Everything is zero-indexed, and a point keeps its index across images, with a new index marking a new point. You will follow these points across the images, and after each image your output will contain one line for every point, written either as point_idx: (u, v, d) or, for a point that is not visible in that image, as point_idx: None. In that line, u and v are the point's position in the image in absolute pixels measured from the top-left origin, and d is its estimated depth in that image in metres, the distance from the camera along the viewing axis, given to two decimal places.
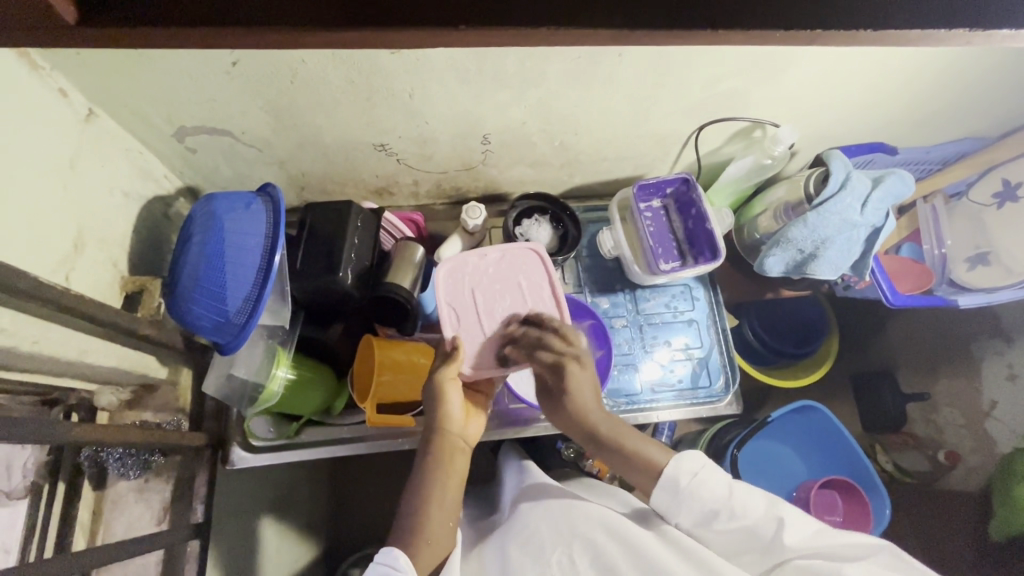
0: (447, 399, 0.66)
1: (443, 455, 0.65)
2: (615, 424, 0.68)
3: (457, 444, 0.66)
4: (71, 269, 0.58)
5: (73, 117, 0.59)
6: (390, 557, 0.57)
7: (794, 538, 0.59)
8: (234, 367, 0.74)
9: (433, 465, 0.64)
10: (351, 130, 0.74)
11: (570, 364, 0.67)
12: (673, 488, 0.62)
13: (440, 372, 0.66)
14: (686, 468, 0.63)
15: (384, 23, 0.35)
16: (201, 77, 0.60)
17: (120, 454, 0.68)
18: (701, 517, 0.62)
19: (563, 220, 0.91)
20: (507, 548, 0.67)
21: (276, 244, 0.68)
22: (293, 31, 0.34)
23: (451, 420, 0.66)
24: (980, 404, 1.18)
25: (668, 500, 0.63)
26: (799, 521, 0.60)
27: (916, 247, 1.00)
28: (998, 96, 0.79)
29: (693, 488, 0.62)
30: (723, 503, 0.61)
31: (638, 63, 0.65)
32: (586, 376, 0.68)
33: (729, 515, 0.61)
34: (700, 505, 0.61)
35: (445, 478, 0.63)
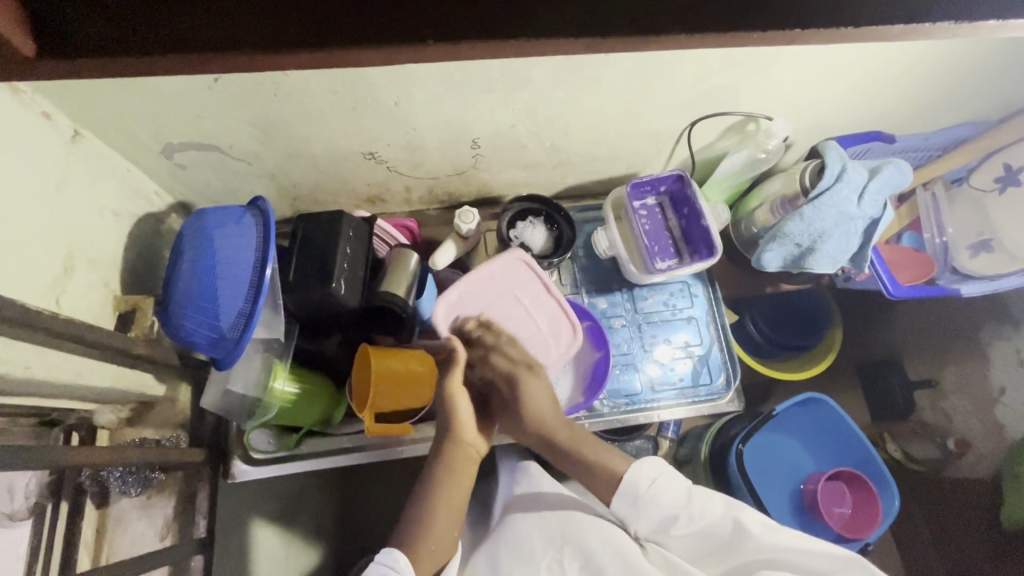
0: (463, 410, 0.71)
1: (456, 462, 0.68)
2: (573, 432, 0.72)
3: (470, 455, 0.70)
4: (62, 292, 0.58)
5: (58, 140, 0.59)
6: (390, 558, 0.59)
7: (753, 538, 0.61)
8: (231, 382, 0.75)
9: (443, 468, 0.68)
10: (338, 140, 0.73)
11: (525, 376, 0.72)
12: (633, 495, 0.64)
13: (446, 382, 0.68)
14: (645, 474, 0.65)
15: (350, 42, 0.34)
16: (185, 94, 0.60)
17: (120, 473, 0.70)
18: (661, 523, 0.64)
19: (557, 221, 0.90)
20: (496, 552, 0.68)
21: (267, 258, 0.67)
22: (261, 54, 0.34)
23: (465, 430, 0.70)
24: (989, 390, 1.15)
25: (627, 506, 0.64)
26: (755, 522, 0.62)
27: (917, 236, 0.99)
28: (996, 81, 0.78)
29: (652, 494, 0.64)
30: (681, 508, 0.63)
31: (623, 62, 0.64)
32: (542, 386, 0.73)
33: (688, 519, 0.63)
34: (659, 512, 0.63)
35: (456, 486, 0.67)
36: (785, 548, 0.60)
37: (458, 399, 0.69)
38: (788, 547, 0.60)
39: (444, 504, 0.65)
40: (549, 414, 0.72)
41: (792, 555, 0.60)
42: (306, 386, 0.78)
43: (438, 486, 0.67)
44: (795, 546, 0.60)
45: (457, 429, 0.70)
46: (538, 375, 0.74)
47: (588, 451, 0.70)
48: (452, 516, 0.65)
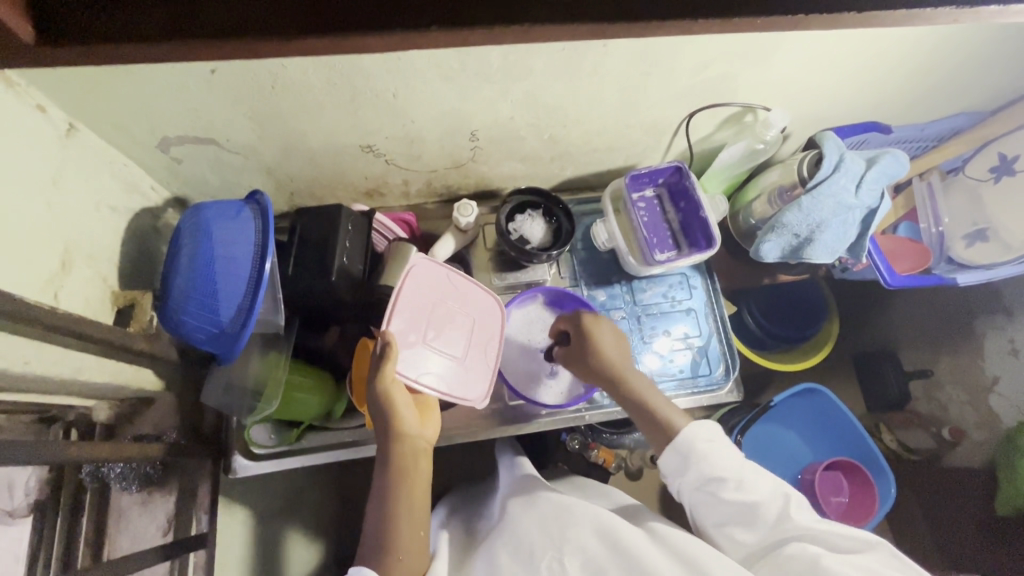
0: (396, 404, 0.66)
1: (404, 460, 0.64)
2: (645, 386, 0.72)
3: (417, 447, 0.66)
4: (59, 287, 0.58)
5: (53, 133, 0.58)
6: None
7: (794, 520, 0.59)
8: (231, 376, 0.76)
9: (394, 472, 0.63)
10: (336, 133, 0.73)
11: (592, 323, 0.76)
12: (686, 447, 0.64)
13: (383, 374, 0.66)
14: (702, 434, 0.65)
15: (355, 29, 0.34)
16: (182, 86, 0.59)
17: (121, 468, 0.70)
18: (707, 482, 0.63)
19: (555, 213, 0.90)
20: (499, 553, 0.67)
21: (266, 251, 0.67)
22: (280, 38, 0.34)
23: (406, 423, 0.66)
24: (982, 380, 1.15)
25: (678, 458, 0.65)
26: (805, 505, 0.61)
27: (913, 226, 1.00)
28: (993, 70, 0.78)
29: (705, 452, 0.64)
30: (733, 473, 0.62)
31: (624, 52, 0.64)
32: (609, 333, 0.76)
33: (737, 485, 0.61)
34: (708, 469, 0.63)
35: (412, 481, 0.64)
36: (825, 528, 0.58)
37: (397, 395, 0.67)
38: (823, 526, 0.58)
39: (402, 504, 0.62)
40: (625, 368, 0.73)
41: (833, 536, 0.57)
42: (304, 377, 0.78)
43: (394, 487, 0.63)
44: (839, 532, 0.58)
45: (395, 426, 0.65)
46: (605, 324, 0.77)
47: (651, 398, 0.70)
48: (416, 513, 0.63)
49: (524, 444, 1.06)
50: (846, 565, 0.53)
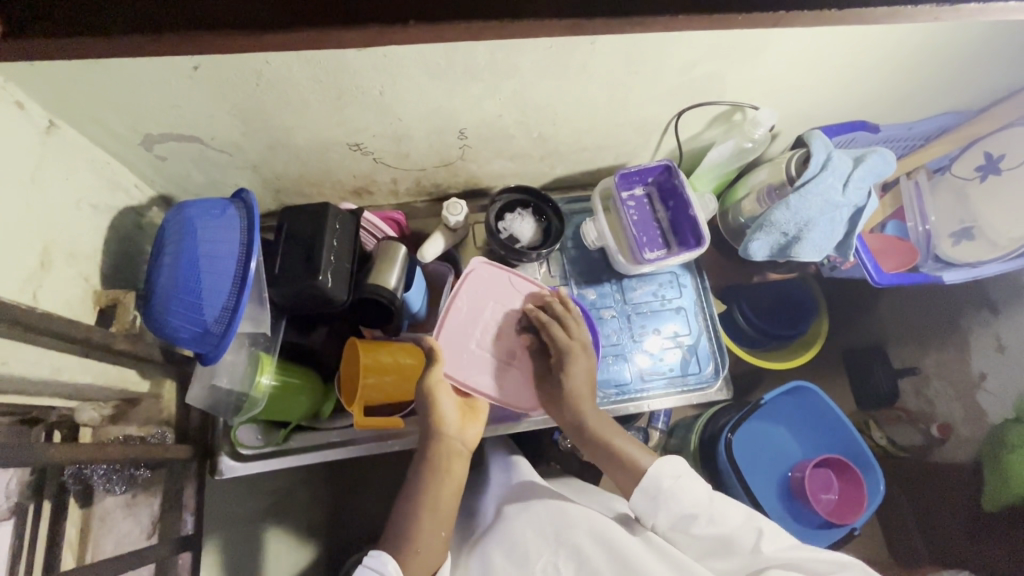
0: (437, 402, 0.69)
1: (438, 457, 0.67)
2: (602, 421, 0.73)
3: (453, 449, 0.68)
4: (38, 286, 0.57)
5: (32, 130, 0.57)
6: (378, 562, 0.59)
7: (767, 550, 0.59)
8: (217, 376, 0.74)
9: (428, 468, 0.66)
10: (323, 130, 0.72)
11: (575, 352, 0.74)
12: (654, 490, 0.64)
13: (427, 376, 0.70)
14: (668, 471, 0.65)
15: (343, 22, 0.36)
16: (164, 82, 0.58)
17: (104, 470, 0.69)
18: (679, 520, 0.63)
19: (545, 212, 0.90)
20: (493, 554, 0.67)
21: (252, 250, 0.66)
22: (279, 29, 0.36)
23: (445, 422, 0.69)
24: (970, 376, 1.16)
25: (647, 502, 0.64)
26: (777, 531, 0.61)
27: (900, 225, 1.01)
28: (978, 69, 0.78)
29: (674, 492, 0.63)
30: (702, 508, 0.63)
31: (612, 50, 0.63)
32: (587, 366, 0.75)
33: (708, 521, 0.62)
34: (678, 508, 0.63)
35: (442, 480, 0.66)
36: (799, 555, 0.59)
37: (440, 396, 0.70)
38: (797, 553, 0.59)
39: (429, 500, 0.64)
40: (586, 405, 0.73)
41: (806, 564, 0.58)
42: (292, 379, 0.78)
43: (425, 482, 0.65)
44: (812, 557, 0.58)
45: (434, 424, 0.68)
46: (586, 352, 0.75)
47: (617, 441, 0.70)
48: (440, 511, 0.64)
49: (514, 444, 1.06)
50: None
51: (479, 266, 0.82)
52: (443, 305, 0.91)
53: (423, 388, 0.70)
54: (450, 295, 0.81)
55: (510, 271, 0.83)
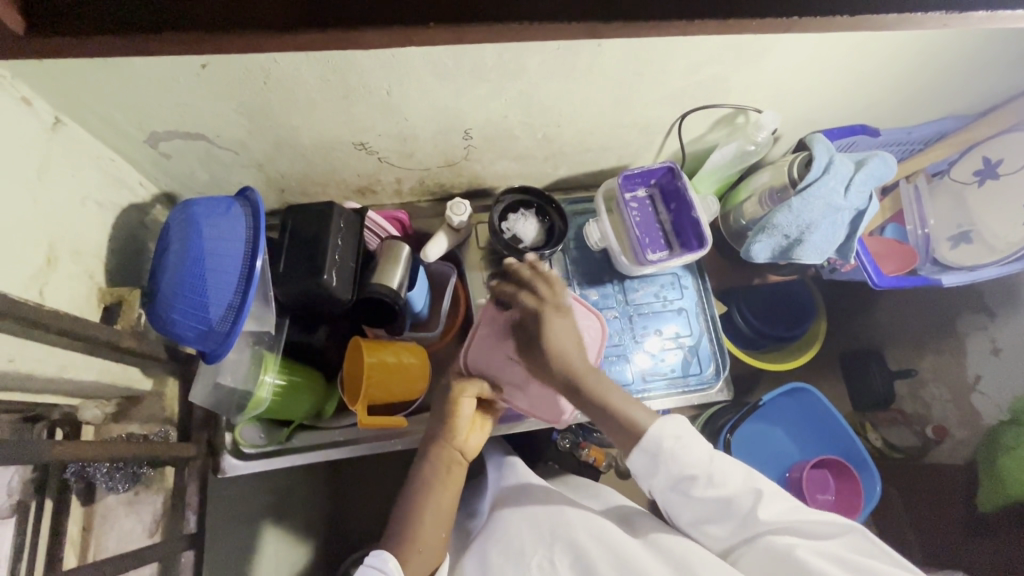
0: (457, 411, 0.68)
1: (441, 463, 0.67)
2: (602, 379, 0.66)
3: (456, 456, 0.68)
4: (44, 284, 0.57)
5: (39, 126, 0.57)
6: (379, 560, 0.59)
7: (766, 514, 0.60)
8: (220, 375, 0.73)
9: (430, 469, 0.66)
10: (328, 129, 0.72)
11: (548, 315, 0.66)
12: (654, 449, 0.62)
13: (456, 385, 0.69)
14: (668, 432, 0.63)
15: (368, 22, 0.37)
16: (172, 80, 0.58)
17: (107, 468, 0.68)
18: (679, 481, 0.62)
19: (548, 213, 0.90)
20: (489, 552, 0.68)
21: (257, 249, 0.67)
22: (308, 30, 0.37)
23: (458, 431, 0.68)
24: (966, 378, 1.21)
25: (647, 459, 0.63)
26: (774, 496, 0.61)
27: (900, 228, 1.02)
28: (979, 75, 0.79)
29: (675, 453, 0.62)
30: (702, 469, 0.62)
31: (618, 53, 0.64)
32: (566, 326, 0.67)
33: (708, 482, 0.61)
34: (678, 470, 0.62)
35: (443, 487, 0.66)
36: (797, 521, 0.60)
37: (462, 405, 0.69)
38: (794, 518, 0.60)
39: (426, 500, 0.65)
40: (575, 355, 0.66)
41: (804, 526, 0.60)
42: (295, 377, 0.78)
43: (427, 485, 0.65)
44: (810, 519, 0.60)
45: (446, 430, 0.67)
46: (565, 312, 0.67)
47: (615, 401, 0.65)
48: (440, 515, 0.65)
49: (515, 444, 1.06)
50: (823, 559, 0.57)
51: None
52: (446, 306, 0.91)
53: (448, 395, 0.68)
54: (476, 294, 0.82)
55: (535, 276, 0.83)
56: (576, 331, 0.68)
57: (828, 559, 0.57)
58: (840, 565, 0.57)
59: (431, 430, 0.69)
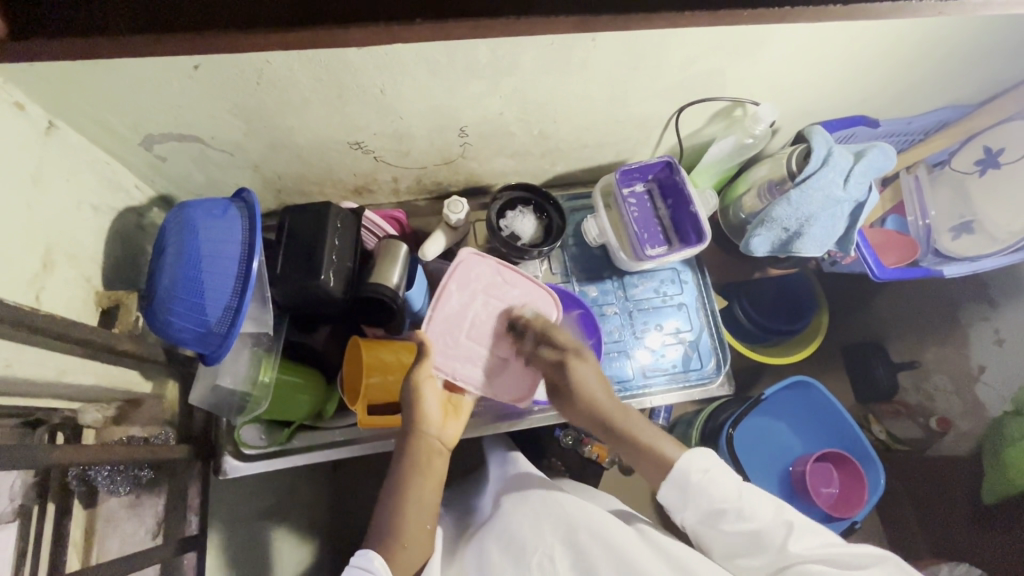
0: (423, 400, 0.67)
1: (417, 457, 0.65)
2: (633, 420, 0.67)
3: (434, 446, 0.67)
4: (41, 288, 0.56)
5: (32, 131, 0.57)
6: (366, 560, 0.59)
7: (800, 545, 0.58)
8: (219, 377, 0.74)
9: (408, 464, 0.65)
10: (322, 129, 0.72)
11: (573, 359, 0.70)
12: (683, 484, 0.61)
13: (416, 372, 0.68)
14: (697, 465, 0.61)
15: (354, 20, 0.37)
16: (164, 82, 0.58)
17: (108, 471, 0.68)
18: (707, 515, 0.61)
19: (546, 209, 0.90)
20: (489, 547, 0.67)
21: (253, 250, 0.66)
22: (297, 29, 0.36)
23: (428, 420, 0.67)
24: (969, 369, 1.19)
25: (675, 495, 0.62)
26: (809, 529, 0.59)
27: (901, 219, 1.02)
28: (978, 65, 0.79)
29: (701, 486, 0.60)
30: (732, 503, 0.60)
31: (613, 48, 0.63)
32: (590, 369, 0.70)
33: (738, 515, 0.59)
34: (706, 504, 0.60)
35: (423, 478, 0.64)
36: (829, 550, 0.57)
37: (426, 392, 0.68)
38: (830, 550, 0.57)
39: (411, 495, 0.63)
40: (601, 396, 0.69)
41: (842, 558, 0.57)
42: (294, 379, 0.78)
43: (405, 480, 0.64)
44: (852, 552, 0.57)
45: (415, 420, 0.67)
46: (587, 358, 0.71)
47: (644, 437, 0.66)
48: (424, 505, 0.64)
49: (516, 441, 1.06)
50: None
51: (468, 257, 0.79)
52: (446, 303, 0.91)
53: (409, 383, 0.68)
54: (438, 289, 0.78)
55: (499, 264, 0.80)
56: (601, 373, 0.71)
57: None
58: None
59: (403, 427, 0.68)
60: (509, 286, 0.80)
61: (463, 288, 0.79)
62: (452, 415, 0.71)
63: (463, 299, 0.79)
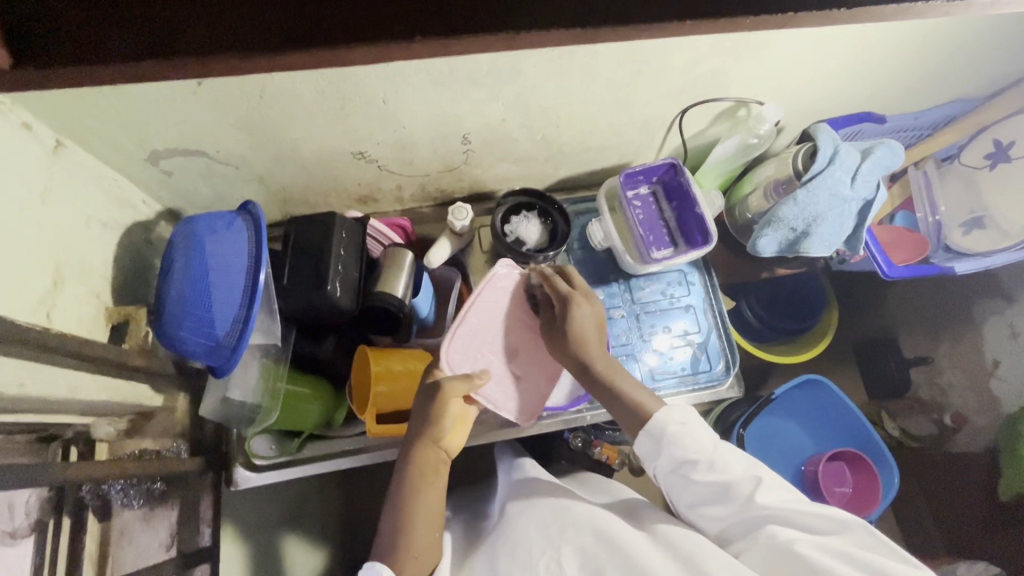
0: (445, 415, 0.68)
1: (425, 466, 0.65)
2: (613, 368, 0.70)
3: (441, 458, 0.67)
4: (52, 306, 0.57)
5: (40, 150, 0.57)
6: (375, 572, 0.57)
7: (765, 499, 0.58)
8: (229, 390, 0.74)
9: (416, 473, 0.65)
10: (326, 140, 0.72)
11: (579, 302, 0.72)
12: (659, 432, 0.63)
13: (448, 388, 0.69)
14: (675, 417, 0.64)
15: (332, 44, 0.36)
16: (168, 99, 0.58)
17: (122, 485, 0.69)
18: (680, 466, 0.62)
19: (551, 214, 0.89)
20: (497, 559, 0.66)
21: (260, 262, 0.66)
22: (289, 48, 0.36)
23: (442, 433, 0.67)
24: (983, 363, 1.15)
25: (650, 444, 0.64)
26: (776, 486, 0.60)
27: (910, 216, 1.01)
28: (988, 58, 0.77)
29: (677, 435, 0.62)
30: (705, 454, 0.61)
31: (614, 52, 0.63)
32: (590, 315, 0.73)
33: (709, 467, 0.61)
34: (680, 453, 0.62)
35: (428, 490, 0.64)
36: (793, 507, 0.57)
37: (450, 406, 0.69)
38: (793, 508, 0.58)
39: (416, 506, 0.63)
40: (592, 340, 0.71)
41: (803, 520, 0.57)
42: (304, 390, 0.78)
43: (411, 490, 0.64)
44: (813, 513, 0.57)
45: (432, 432, 0.67)
46: (593, 305, 0.74)
47: (622, 386, 0.68)
48: (431, 516, 0.63)
49: (526, 446, 1.06)
50: (817, 551, 0.54)
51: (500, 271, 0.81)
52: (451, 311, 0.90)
53: (436, 397, 0.68)
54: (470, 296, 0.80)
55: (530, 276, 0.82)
56: (600, 322, 0.73)
57: (831, 553, 0.53)
58: (842, 560, 0.53)
59: (412, 432, 0.68)
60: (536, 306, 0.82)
61: (494, 299, 0.81)
62: (461, 426, 0.71)
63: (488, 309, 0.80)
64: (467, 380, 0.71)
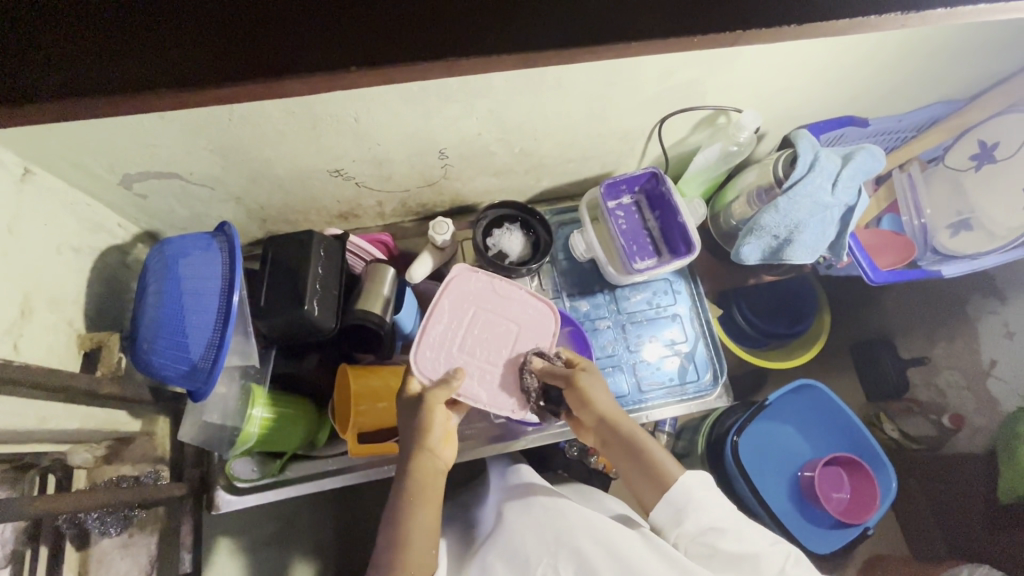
0: (432, 424, 0.65)
1: (419, 479, 0.63)
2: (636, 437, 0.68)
3: (436, 468, 0.65)
4: (19, 336, 0.56)
5: (7, 179, 0.57)
6: None
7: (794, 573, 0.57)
8: (206, 414, 0.74)
9: (410, 488, 0.62)
10: (300, 159, 0.72)
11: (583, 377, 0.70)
12: (684, 500, 0.62)
13: (433, 394, 0.66)
14: (699, 482, 0.63)
15: (260, 73, 0.33)
16: (134, 124, 0.58)
17: (97, 514, 0.70)
18: (705, 533, 0.60)
19: (533, 226, 0.89)
20: (491, 559, 0.66)
21: (234, 283, 0.66)
22: (220, 85, 0.33)
23: (431, 442, 0.65)
24: (980, 363, 1.16)
25: (670, 512, 0.62)
26: (802, 563, 0.59)
27: (896, 219, 1.00)
28: (968, 60, 0.77)
29: (704, 502, 0.62)
30: (729, 523, 0.61)
31: (585, 66, 0.63)
32: (600, 384, 0.70)
33: (735, 535, 0.60)
34: (705, 518, 0.61)
35: (423, 506, 0.62)
36: None
37: (436, 414, 0.66)
38: None
39: (413, 523, 0.61)
40: (610, 410, 0.69)
41: None
42: (283, 411, 0.76)
43: (407, 505, 0.62)
44: None
45: (421, 443, 0.65)
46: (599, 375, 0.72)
47: (644, 448, 0.67)
48: (426, 533, 0.61)
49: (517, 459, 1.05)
50: None
51: (461, 271, 0.73)
52: None
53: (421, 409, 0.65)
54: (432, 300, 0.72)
55: (492, 276, 0.75)
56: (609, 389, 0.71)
57: None
58: None
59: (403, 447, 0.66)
60: (509, 302, 0.74)
61: (460, 298, 0.73)
62: (452, 439, 0.69)
63: (454, 308, 0.73)
64: (447, 386, 0.66)
